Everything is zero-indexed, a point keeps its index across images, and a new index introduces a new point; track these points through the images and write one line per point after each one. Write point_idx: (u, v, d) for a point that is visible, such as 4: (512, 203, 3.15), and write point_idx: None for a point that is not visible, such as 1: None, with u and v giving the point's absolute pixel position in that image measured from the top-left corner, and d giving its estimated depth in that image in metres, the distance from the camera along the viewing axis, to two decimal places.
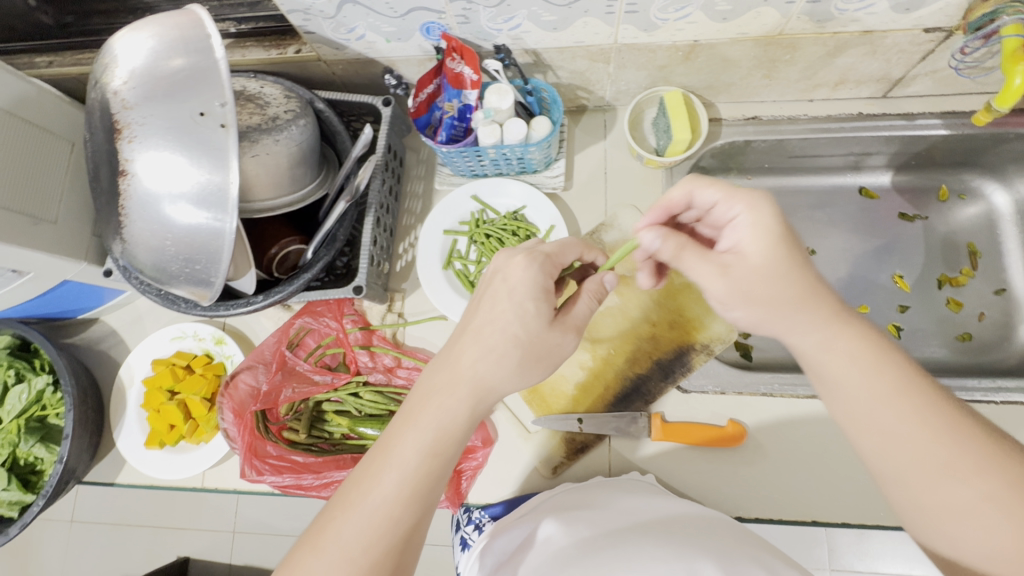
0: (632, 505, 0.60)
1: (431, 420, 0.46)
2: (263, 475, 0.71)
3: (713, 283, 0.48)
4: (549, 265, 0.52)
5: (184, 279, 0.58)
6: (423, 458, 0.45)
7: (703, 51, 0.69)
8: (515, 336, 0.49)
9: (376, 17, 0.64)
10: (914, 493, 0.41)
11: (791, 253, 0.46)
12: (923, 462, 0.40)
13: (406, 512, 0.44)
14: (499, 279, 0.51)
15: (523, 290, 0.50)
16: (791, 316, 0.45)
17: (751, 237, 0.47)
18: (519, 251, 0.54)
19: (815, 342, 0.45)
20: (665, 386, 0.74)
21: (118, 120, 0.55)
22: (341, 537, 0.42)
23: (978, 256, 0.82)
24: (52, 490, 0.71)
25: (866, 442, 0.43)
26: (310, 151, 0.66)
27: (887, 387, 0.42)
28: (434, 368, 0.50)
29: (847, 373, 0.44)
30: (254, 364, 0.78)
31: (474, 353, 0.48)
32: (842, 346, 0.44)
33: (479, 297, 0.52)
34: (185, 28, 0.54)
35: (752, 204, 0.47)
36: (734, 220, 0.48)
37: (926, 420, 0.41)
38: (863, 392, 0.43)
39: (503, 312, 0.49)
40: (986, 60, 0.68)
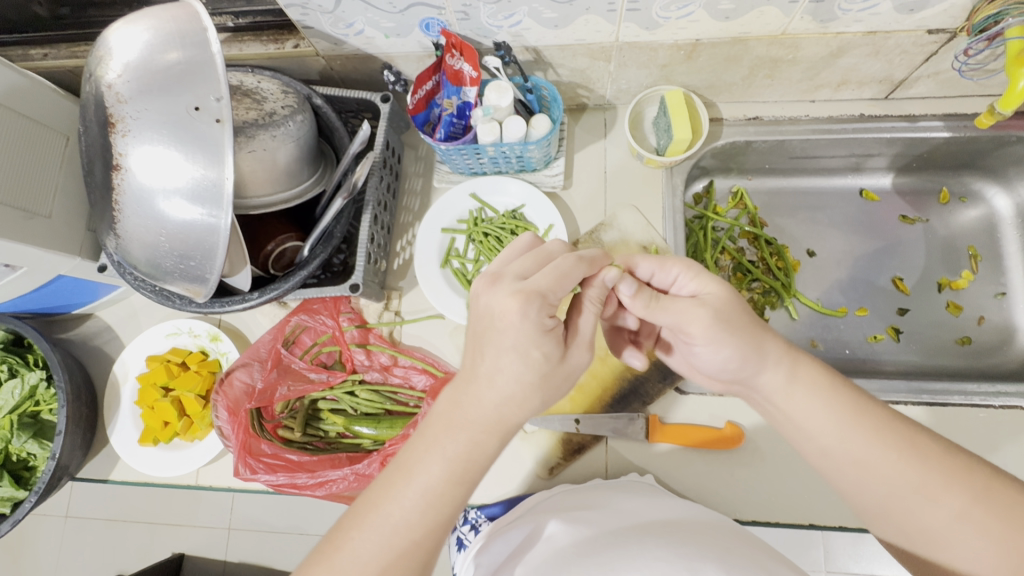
0: (629, 506, 0.60)
1: (456, 447, 0.44)
2: (256, 474, 0.70)
3: (696, 320, 0.48)
4: (548, 305, 0.45)
5: (178, 275, 0.57)
6: (445, 483, 0.44)
7: (705, 50, 0.68)
8: (531, 386, 0.45)
9: (375, 13, 0.63)
10: (899, 516, 0.45)
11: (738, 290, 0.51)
12: (897, 487, 0.44)
13: (427, 535, 0.43)
14: (496, 330, 0.44)
15: (524, 340, 0.44)
16: (756, 362, 0.48)
17: (701, 286, 0.51)
18: (509, 287, 0.46)
19: (779, 381, 0.48)
20: (664, 388, 0.74)
21: (112, 114, 0.54)
22: (360, 557, 0.42)
23: (979, 260, 0.81)
24: (45, 487, 0.71)
25: (844, 474, 0.47)
26: (307, 147, 0.66)
27: (850, 418, 0.46)
28: (454, 397, 0.46)
29: (813, 409, 0.47)
30: (248, 361, 0.77)
31: (496, 396, 0.44)
32: (801, 383, 0.48)
33: (478, 338, 0.46)
34: (180, 22, 0.54)
35: (686, 264, 0.52)
36: (676, 280, 0.53)
37: (891, 446, 0.45)
38: (832, 425, 0.46)
39: (512, 364, 0.44)
40: (989, 62, 0.67)
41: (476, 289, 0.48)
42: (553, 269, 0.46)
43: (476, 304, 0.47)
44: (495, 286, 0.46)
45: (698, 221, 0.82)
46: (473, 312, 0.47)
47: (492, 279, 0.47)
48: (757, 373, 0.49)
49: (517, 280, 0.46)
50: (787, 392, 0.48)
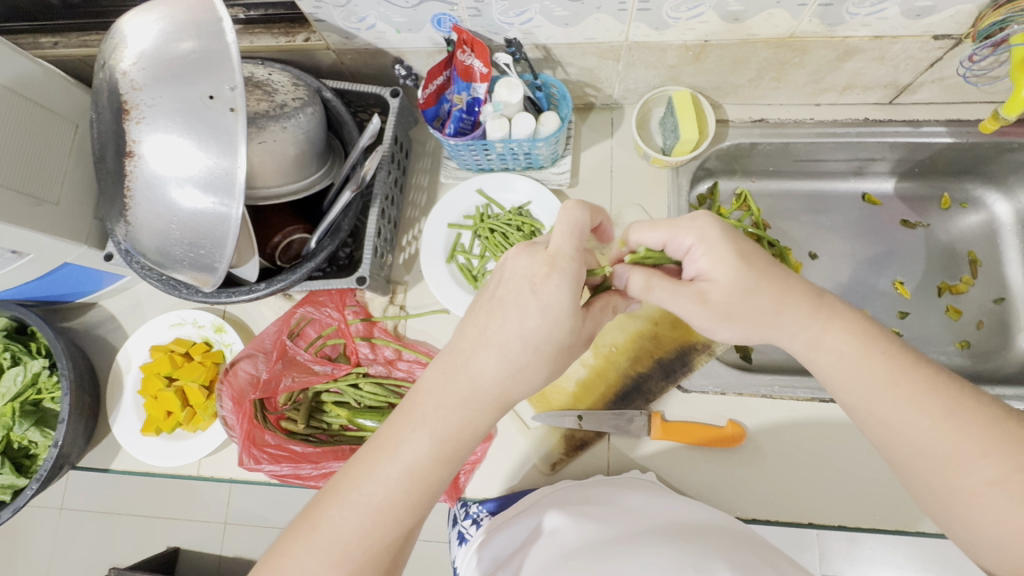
0: (633, 503, 0.60)
1: (445, 424, 0.44)
2: (260, 464, 0.71)
3: (694, 314, 0.47)
4: (579, 273, 0.45)
5: (187, 264, 0.58)
6: (430, 462, 0.44)
7: (713, 51, 0.69)
8: (545, 358, 0.45)
9: (387, 7, 0.64)
10: (930, 479, 0.42)
11: (753, 267, 0.46)
12: (923, 450, 0.42)
13: (407, 514, 0.44)
14: (526, 293, 0.44)
15: (555, 307, 0.44)
16: (777, 327, 0.47)
17: (710, 265, 0.46)
18: (545, 252, 0.46)
19: (805, 341, 0.47)
20: (667, 385, 0.74)
21: (126, 101, 0.54)
22: (341, 534, 0.42)
23: (978, 265, 0.82)
24: (46, 474, 0.71)
25: (871, 431, 0.45)
26: (317, 139, 0.66)
27: (880, 377, 0.44)
28: (446, 374, 0.46)
29: (841, 367, 0.45)
30: (253, 353, 0.78)
31: (497, 371, 0.45)
32: (829, 340, 0.46)
33: (498, 302, 0.45)
34: (196, 11, 0.54)
35: (701, 234, 0.46)
36: (690, 251, 0.48)
37: (924, 406, 0.43)
38: (858, 383, 0.45)
39: (533, 333, 0.44)
40: (993, 68, 0.68)
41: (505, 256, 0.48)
42: (583, 231, 0.47)
43: (503, 270, 0.47)
44: (530, 248, 0.47)
45: None
46: (496, 277, 0.47)
47: (527, 244, 0.48)
48: (778, 337, 0.48)
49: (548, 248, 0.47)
50: (813, 352, 0.47)
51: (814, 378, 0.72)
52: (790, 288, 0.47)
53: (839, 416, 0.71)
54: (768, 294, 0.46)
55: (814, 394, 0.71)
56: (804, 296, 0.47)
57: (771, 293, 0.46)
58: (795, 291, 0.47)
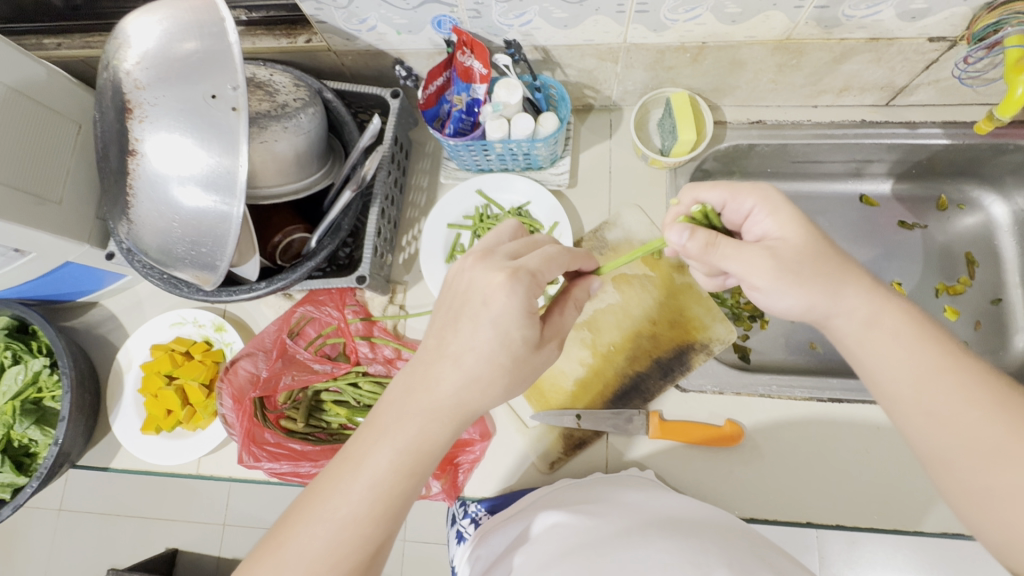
0: (632, 500, 0.61)
1: (404, 437, 0.45)
2: (259, 461, 0.72)
3: (760, 270, 0.47)
4: (534, 284, 0.46)
5: (188, 262, 0.58)
6: (395, 475, 0.44)
7: (711, 53, 0.70)
8: (500, 368, 0.46)
9: (388, 9, 0.64)
10: (960, 476, 0.42)
11: (822, 232, 0.48)
12: (967, 441, 0.42)
13: (375, 529, 0.44)
14: (478, 304, 0.46)
15: (510, 318, 0.45)
16: (830, 304, 0.47)
17: (778, 224, 0.49)
18: (500, 263, 0.47)
19: (861, 320, 0.47)
20: (664, 384, 0.75)
21: (130, 100, 0.55)
22: (306, 552, 0.42)
23: (976, 266, 0.83)
24: (46, 472, 0.71)
25: (910, 419, 0.45)
26: (318, 140, 0.66)
27: (933, 360, 0.44)
28: (405, 385, 0.46)
29: (894, 350, 0.46)
30: (253, 351, 0.78)
31: (453, 380, 0.45)
32: (887, 321, 0.46)
33: (454, 313, 0.47)
34: (198, 12, 0.54)
35: (764, 196, 0.50)
36: (752, 213, 0.51)
37: (976, 396, 0.42)
38: (906, 367, 0.45)
39: (485, 342, 0.45)
40: (988, 70, 0.69)
41: (462, 265, 0.49)
42: (542, 253, 0.49)
43: (460, 279, 0.48)
44: (487, 260, 0.48)
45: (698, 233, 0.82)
46: (453, 286, 0.48)
47: (482, 256, 0.48)
48: (831, 317, 0.48)
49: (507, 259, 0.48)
50: (866, 334, 0.46)
51: (811, 378, 0.73)
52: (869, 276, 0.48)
53: (837, 416, 0.71)
54: (826, 269, 0.47)
55: (812, 393, 0.71)
56: (860, 276, 0.47)
57: (835, 271, 0.47)
58: (856, 273, 0.48)
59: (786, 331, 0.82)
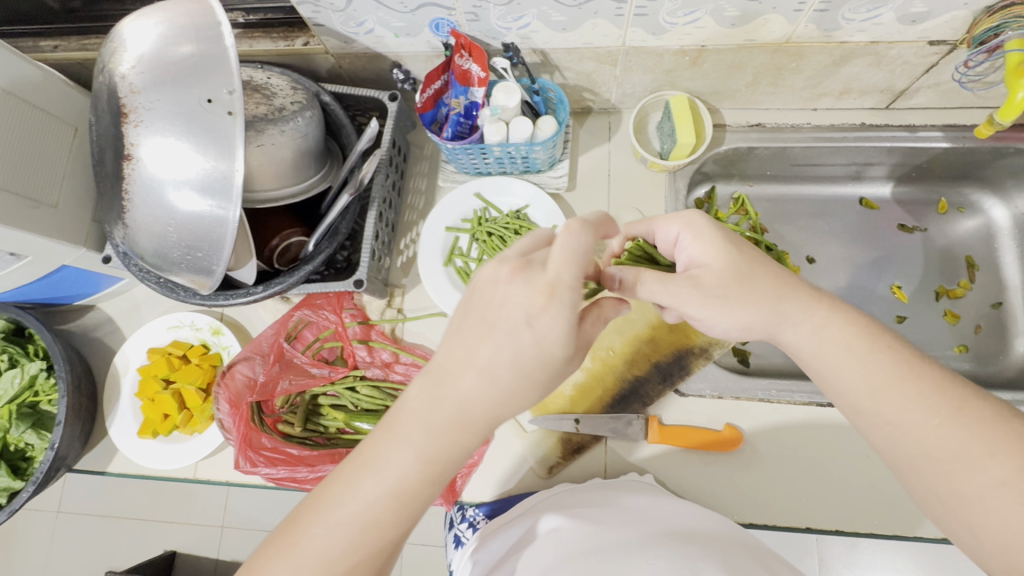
0: (630, 504, 0.60)
1: (428, 446, 0.43)
2: (256, 467, 0.70)
3: (686, 300, 0.45)
4: (580, 301, 0.42)
5: (185, 266, 0.58)
6: (414, 481, 0.44)
7: (710, 56, 0.69)
8: (538, 386, 0.44)
9: (386, 12, 0.64)
10: (930, 485, 0.42)
11: (743, 252, 0.46)
12: (933, 450, 0.41)
13: (392, 528, 0.44)
14: (520, 322, 0.42)
15: (552, 340, 0.42)
16: (777, 319, 0.45)
17: (700, 250, 0.47)
18: (540, 277, 0.42)
19: (809, 333, 0.45)
20: (663, 389, 0.74)
21: (125, 104, 0.55)
22: (321, 552, 0.42)
23: (976, 269, 0.82)
24: (42, 477, 0.71)
25: (873, 433, 0.44)
26: (315, 144, 0.66)
27: (887, 369, 0.43)
28: (430, 396, 0.44)
29: (847, 363, 0.44)
30: (250, 356, 0.77)
31: (487, 397, 0.43)
32: (834, 331, 0.45)
33: (490, 329, 0.43)
34: (194, 15, 0.54)
35: (687, 222, 0.48)
36: (678, 239, 0.49)
37: (931, 402, 0.42)
38: (864, 378, 0.43)
39: (527, 362, 0.42)
40: (988, 74, 0.68)
41: (495, 274, 0.43)
42: (587, 255, 0.43)
43: (494, 291, 0.43)
44: (527, 271, 0.43)
45: None
46: (484, 298, 0.43)
47: (519, 265, 0.43)
48: (779, 331, 0.46)
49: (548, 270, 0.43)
50: (817, 347, 0.45)
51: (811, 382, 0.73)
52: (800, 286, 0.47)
53: (837, 420, 0.71)
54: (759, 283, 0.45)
55: (811, 398, 0.71)
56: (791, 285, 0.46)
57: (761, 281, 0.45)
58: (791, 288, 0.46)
59: None
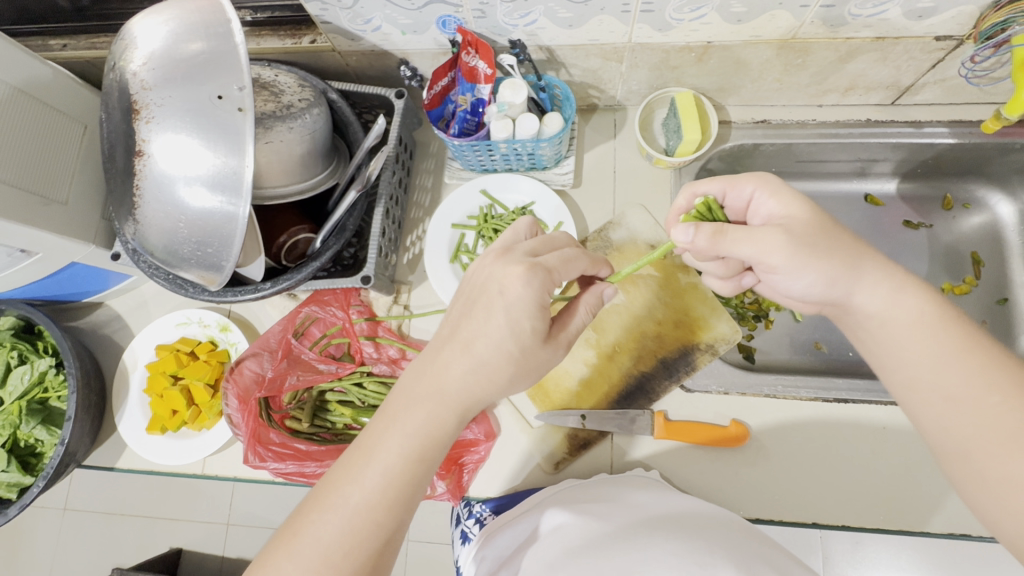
0: (637, 500, 0.61)
1: (414, 423, 0.45)
2: (265, 462, 0.71)
3: (772, 249, 0.48)
4: (550, 281, 0.48)
5: (194, 262, 0.58)
6: (404, 462, 0.45)
7: (716, 53, 0.70)
8: (508, 357, 0.46)
9: (393, 9, 0.64)
10: (972, 462, 0.42)
11: (822, 208, 0.50)
12: (984, 425, 0.42)
13: (388, 515, 0.44)
14: (495, 292, 0.46)
15: (520, 306, 0.46)
16: (850, 277, 0.47)
17: (780, 206, 0.51)
18: (519, 259, 0.48)
19: (882, 300, 0.47)
20: (669, 385, 0.74)
21: (136, 101, 0.55)
22: (320, 539, 0.42)
23: (982, 265, 0.83)
24: (53, 472, 0.72)
25: (928, 407, 0.45)
26: (323, 141, 0.67)
27: (952, 346, 0.45)
28: (415, 371, 0.48)
29: (911, 333, 0.46)
30: (258, 351, 0.78)
31: (460, 365, 0.46)
32: (910, 300, 0.46)
33: (470, 303, 0.48)
34: (204, 13, 0.55)
35: (762, 180, 0.52)
36: (754, 197, 0.53)
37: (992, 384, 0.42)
38: (926, 350, 0.45)
39: (497, 329, 0.46)
40: (995, 69, 0.68)
41: (483, 261, 0.50)
42: (561, 253, 0.50)
43: (479, 272, 0.49)
44: (505, 256, 0.49)
45: None
46: (472, 279, 0.50)
47: (501, 253, 0.50)
48: (852, 295, 0.47)
49: (526, 256, 0.49)
50: (887, 313, 0.47)
51: (816, 378, 0.72)
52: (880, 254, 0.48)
53: (842, 416, 0.71)
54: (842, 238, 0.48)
55: (816, 393, 0.71)
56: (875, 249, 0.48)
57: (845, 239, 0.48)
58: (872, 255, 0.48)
59: (791, 331, 0.82)
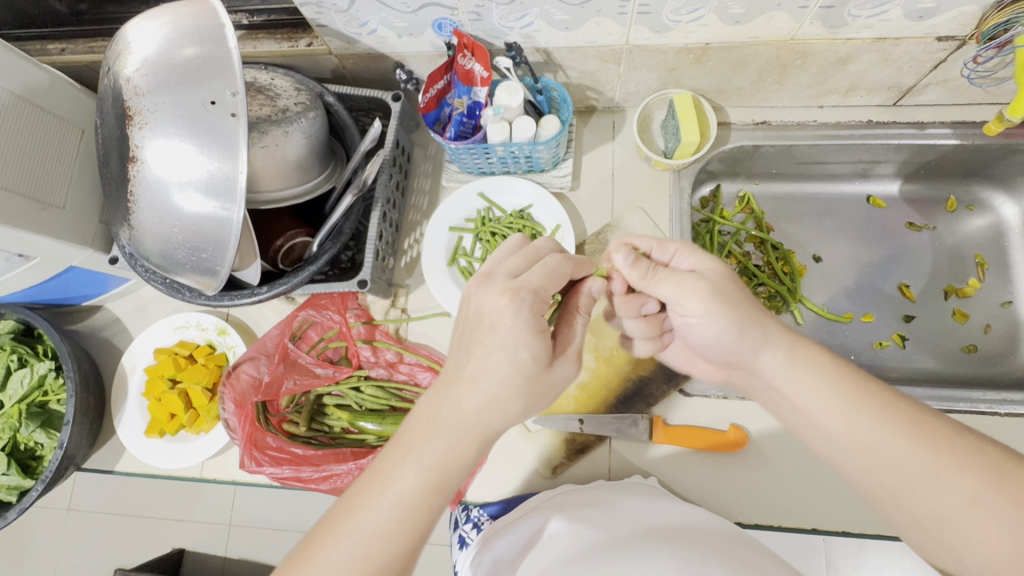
0: (633, 507, 0.60)
1: (433, 453, 0.45)
2: (261, 466, 0.71)
3: (689, 296, 0.48)
4: (539, 302, 0.46)
5: (189, 267, 0.58)
6: (421, 492, 0.44)
7: (715, 54, 0.69)
8: (517, 390, 0.45)
9: (388, 12, 0.64)
10: (905, 508, 0.42)
11: (731, 268, 0.51)
12: (904, 472, 0.41)
13: (401, 543, 0.43)
14: (486, 326, 0.45)
15: (513, 338, 0.44)
16: (755, 339, 0.47)
17: (695, 264, 0.52)
18: (502, 285, 0.47)
19: (779, 363, 0.46)
20: (668, 389, 0.74)
21: (131, 106, 0.55)
22: (334, 565, 0.42)
23: (985, 268, 0.81)
24: (52, 476, 0.72)
25: (850, 464, 0.44)
26: (319, 144, 0.66)
27: (850, 401, 0.43)
28: (431, 403, 0.46)
29: (813, 393, 0.45)
30: (255, 355, 0.78)
31: (475, 399, 0.45)
32: (800, 362, 0.46)
33: (465, 339, 0.47)
34: (198, 17, 0.54)
35: (685, 242, 0.53)
36: (675, 257, 0.54)
37: (894, 426, 0.42)
38: (834, 409, 0.43)
39: (499, 366, 0.45)
40: (998, 70, 0.68)
41: (466, 290, 0.48)
42: (544, 266, 0.48)
43: (467, 305, 0.48)
44: (488, 283, 0.47)
45: (705, 226, 0.82)
46: (464, 312, 0.48)
47: (483, 279, 0.48)
48: (756, 352, 0.47)
49: (509, 279, 0.48)
50: (788, 376, 0.46)
51: None
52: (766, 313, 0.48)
53: None
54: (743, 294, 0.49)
55: None
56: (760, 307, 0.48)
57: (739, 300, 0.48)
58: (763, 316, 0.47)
59: None
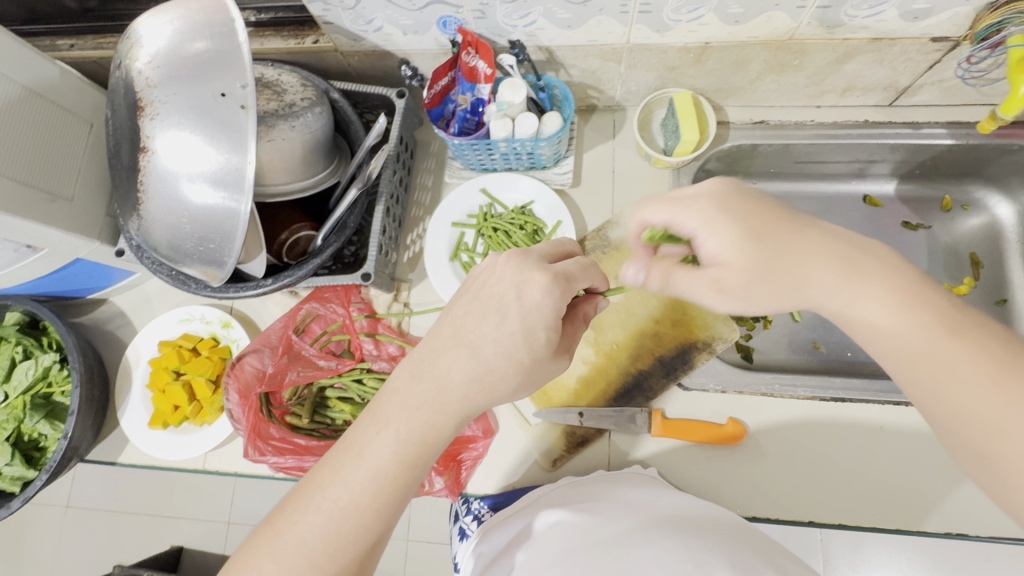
0: (634, 498, 0.61)
1: (407, 429, 0.45)
2: (264, 456, 0.72)
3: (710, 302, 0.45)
4: (570, 290, 0.47)
5: (197, 258, 0.59)
6: (393, 466, 0.45)
7: (714, 53, 0.70)
8: (518, 366, 0.46)
9: (394, 10, 0.65)
10: (981, 450, 0.40)
11: (763, 242, 0.44)
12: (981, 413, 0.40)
13: (374, 519, 0.44)
14: (510, 296, 0.46)
15: (532, 316, 0.46)
16: (797, 304, 0.45)
17: (717, 247, 0.44)
18: (535, 263, 0.48)
19: (842, 304, 0.44)
20: (666, 383, 0.75)
21: (142, 98, 0.56)
22: (305, 540, 0.43)
23: (980, 266, 0.83)
24: (56, 466, 0.72)
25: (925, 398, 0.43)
26: (325, 138, 0.67)
27: (932, 333, 0.42)
28: (414, 372, 0.47)
29: (883, 329, 0.43)
30: (260, 347, 0.79)
31: (467, 372, 0.46)
32: (867, 301, 0.44)
33: (482, 305, 0.47)
34: (209, 12, 0.55)
35: (707, 215, 0.45)
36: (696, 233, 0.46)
37: (981, 367, 0.40)
38: (906, 343, 0.42)
39: (509, 336, 0.45)
40: (991, 70, 0.69)
41: (494, 260, 0.49)
42: (579, 260, 0.50)
43: (491, 273, 0.48)
44: (523, 258, 0.48)
45: None
46: (483, 279, 0.48)
47: (518, 254, 0.49)
48: (814, 298, 0.45)
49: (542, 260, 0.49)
50: (854, 316, 0.45)
51: (814, 377, 0.73)
52: (829, 250, 0.44)
53: (840, 415, 0.71)
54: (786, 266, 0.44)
55: (814, 392, 0.71)
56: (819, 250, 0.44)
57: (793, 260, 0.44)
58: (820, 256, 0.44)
59: (789, 331, 0.82)
